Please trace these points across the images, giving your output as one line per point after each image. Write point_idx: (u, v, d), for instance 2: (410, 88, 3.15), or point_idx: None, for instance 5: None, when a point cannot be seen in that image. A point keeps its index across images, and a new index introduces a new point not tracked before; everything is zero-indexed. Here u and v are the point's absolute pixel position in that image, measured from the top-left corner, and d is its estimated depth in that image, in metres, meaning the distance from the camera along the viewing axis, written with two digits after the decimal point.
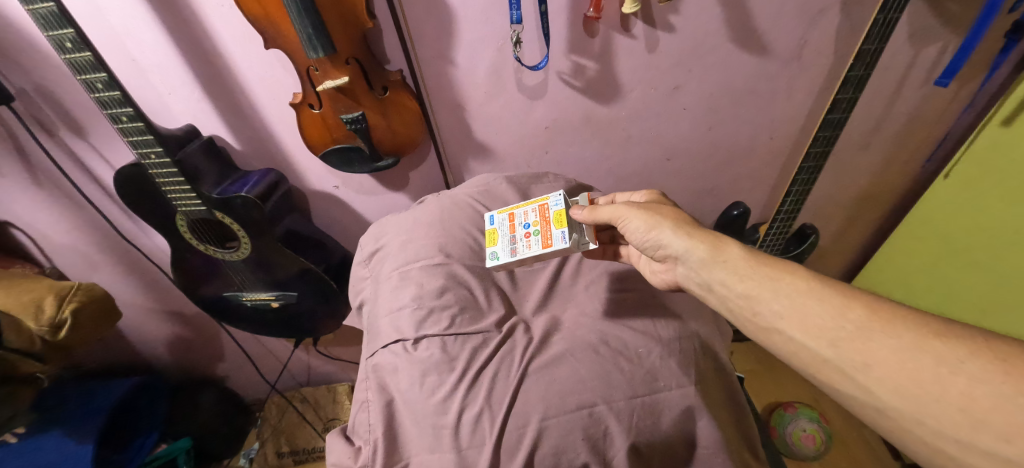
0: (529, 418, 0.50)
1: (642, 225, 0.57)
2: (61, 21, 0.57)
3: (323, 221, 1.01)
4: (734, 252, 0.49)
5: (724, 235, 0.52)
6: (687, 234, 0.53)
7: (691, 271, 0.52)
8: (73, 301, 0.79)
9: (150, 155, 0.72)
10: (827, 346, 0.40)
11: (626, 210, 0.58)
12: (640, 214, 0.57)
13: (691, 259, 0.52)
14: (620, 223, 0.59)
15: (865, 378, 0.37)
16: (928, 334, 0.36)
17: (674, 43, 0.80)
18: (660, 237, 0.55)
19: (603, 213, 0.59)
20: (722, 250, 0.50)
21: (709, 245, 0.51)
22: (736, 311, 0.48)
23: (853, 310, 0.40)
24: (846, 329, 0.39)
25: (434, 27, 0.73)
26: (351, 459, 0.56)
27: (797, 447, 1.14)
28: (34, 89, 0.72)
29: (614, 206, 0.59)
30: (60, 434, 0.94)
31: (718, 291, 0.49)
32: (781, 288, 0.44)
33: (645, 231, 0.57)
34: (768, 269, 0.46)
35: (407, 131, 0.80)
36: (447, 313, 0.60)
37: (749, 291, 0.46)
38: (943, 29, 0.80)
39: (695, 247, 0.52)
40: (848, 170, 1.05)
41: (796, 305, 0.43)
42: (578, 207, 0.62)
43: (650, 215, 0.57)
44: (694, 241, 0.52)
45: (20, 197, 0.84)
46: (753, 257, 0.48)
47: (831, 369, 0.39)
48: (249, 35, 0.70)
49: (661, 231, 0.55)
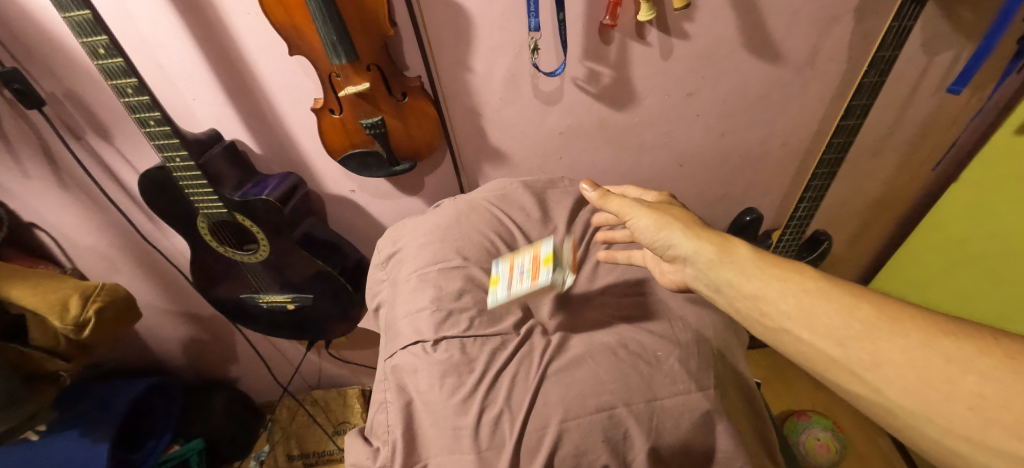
0: (549, 420, 0.50)
1: (651, 224, 0.56)
2: (95, 28, 0.59)
3: (340, 225, 1.02)
4: (742, 254, 0.49)
5: (732, 237, 0.52)
6: (695, 235, 0.52)
7: (700, 272, 0.52)
8: (97, 301, 0.80)
9: (175, 159, 0.74)
10: (834, 345, 0.40)
11: (634, 208, 0.58)
12: (648, 213, 0.57)
13: (698, 260, 0.52)
14: (627, 219, 0.59)
15: (874, 377, 0.37)
16: (938, 333, 0.36)
17: (687, 50, 0.81)
18: (670, 237, 0.54)
19: (613, 205, 0.60)
20: (730, 252, 0.50)
21: (716, 246, 0.51)
22: (743, 311, 0.48)
23: (863, 309, 0.40)
24: (854, 327, 0.39)
25: (453, 33, 0.75)
26: (369, 459, 0.57)
27: (811, 457, 1.13)
28: (64, 93, 0.74)
29: (623, 200, 0.59)
30: (77, 433, 0.95)
31: (726, 292, 0.49)
32: (789, 289, 0.44)
33: (655, 230, 0.56)
34: (777, 269, 0.46)
35: (424, 135, 0.80)
36: (466, 315, 0.61)
37: (756, 292, 0.46)
38: (956, 37, 0.81)
39: (703, 249, 0.51)
40: (861, 177, 1.05)
41: (804, 305, 0.43)
42: (588, 184, 0.62)
43: (658, 215, 0.56)
44: (702, 243, 0.51)
45: (45, 197, 0.86)
46: (761, 258, 0.48)
47: (840, 368, 0.39)
48: (273, 42, 0.72)
49: (670, 231, 0.54)
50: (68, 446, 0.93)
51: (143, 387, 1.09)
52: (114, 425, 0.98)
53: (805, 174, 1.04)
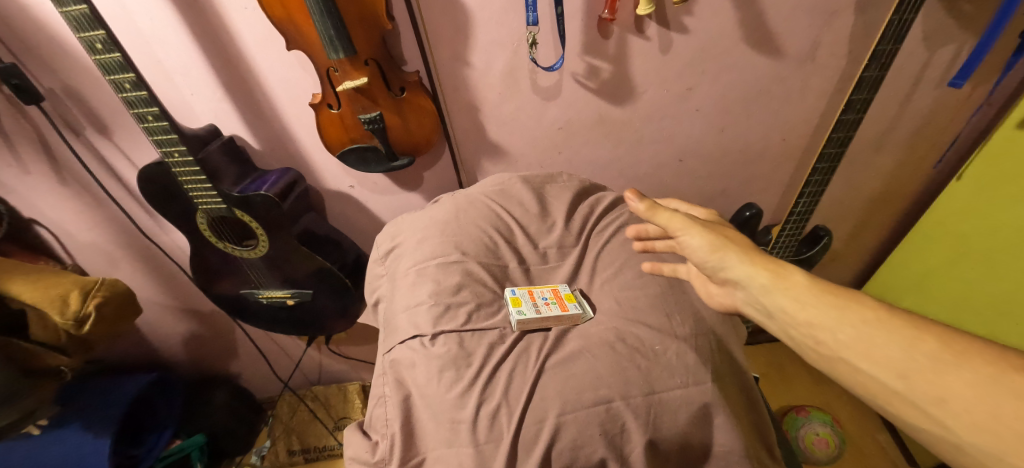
0: (547, 413, 0.50)
1: (701, 244, 0.50)
2: (93, 23, 0.59)
3: (339, 220, 1.02)
4: (798, 280, 0.43)
5: (789, 262, 0.46)
6: (749, 259, 0.47)
7: (751, 298, 0.47)
8: (98, 296, 0.80)
9: (173, 154, 0.73)
10: (896, 377, 0.36)
11: (686, 224, 0.51)
12: (700, 231, 0.50)
13: (751, 286, 0.46)
14: (677, 234, 0.52)
15: (941, 413, 0.33)
16: (1012, 368, 0.32)
17: (687, 44, 0.81)
18: (720, 260, 0.49)
19: (660, 218, 0.52)
20: (786, 278, 0.44)
21: (771, 272, 0.45)
22: (796, 340, 0.43)
23: (926, 343, 0.36)
24: (917, 360, 0.35)
25: (451, 28, 0.75)
26: (368, 453, 0.57)
27: (810, 451, 1.13)
28: (63, 89, 0.74)
29: (673, 214, 0.52)
30: (80, 427, 0.96)
31: (779, 320, 0.44)
32: (846, 317, 0.39)
33: (705, 250, 0.50)
34: (833, 295, 0.41)
35: (423, 131, 0.80)
36: (464, 309, 0.61)
37: (808, 318, 0.41)
38: (958, 30, 0.80)
39: (757, 274, 0.46)
40: (862, 172, 1.05)
41: (862, 334, 0.38)
42: (634, 194, 0.53)
43: (712, 236, 0.50)
44: (756, 268, 0.46)
45: (44, 193, 0.86)
46: (819, 283, 0.43)
47: (902, 402, 0.35)
48: (271, 36, 0.72)
49: (722, 253, 0.49)
50: (70, 440, 0.94)
51: (144, 383, 1.10)
52: (116, 420, 0.99)
53: (805, 168, 1.04)
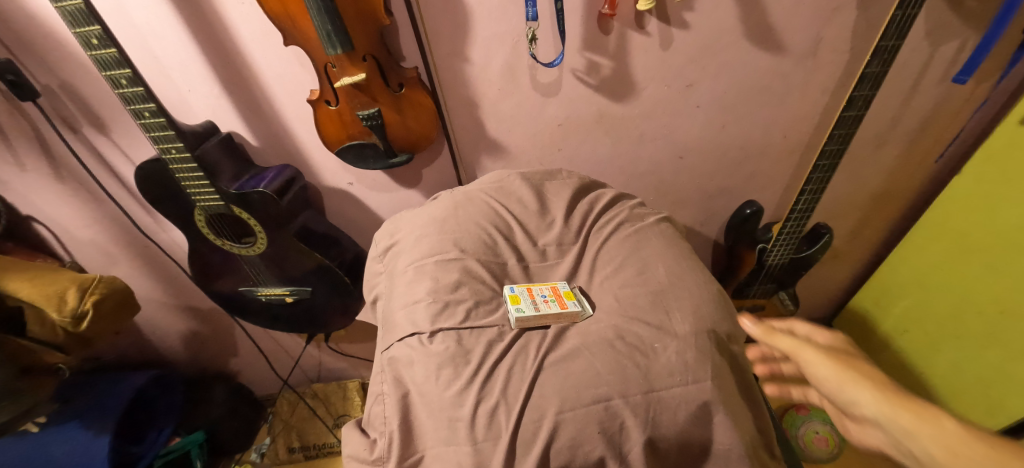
0: (545, 411, 0.50)
1: (829, 375, 0.53)
2: (88, 18, 0.58)
3: (337, 217, 1.01)
4: (943, 424, 0.45)
5: (933, 405, 0.47)
6: (884, 396, 0.49)
7: (890, 437, 0.48)
8: (95, 294, 0.80)
9: (171, 150, 0.73)
10: None
11: (809, 352, 0.56)
12: (826, 361, 0.54)
13: (887, 425, 0.48)
14: (799, 361, 0.57)
15: None
16: None
17: (687, 41, 0.80)
18: (851, 394, 0.51)
19: (781, 343, 0.58)
20: (930, 422, 0.46)
21: (910, 413, 0.47)
22: None
23: None
24: None
25: (450, 23, 0.74)
26: (366, 451, 0.57)
27: (809, 450, 1.14)
28: (59, 85, 0.73)
29: (794, 340, 0.57)
30: (79, 424, 0.96)
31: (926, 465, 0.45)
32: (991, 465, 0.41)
33: (833, 382, 0.53)
34: (986, 445, 0.43)
35: (421, 127, 0.80)
36: (462, 306, 0.60)
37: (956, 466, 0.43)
38: (961, 26, 0.80)
39: (892, 414, 0.48)
40: (863, 169, 1.04)
41: None
42: (750, 319, 0.62)
43: (840, 368, 0.53)
44: (893, 408, 0.48)
45: (42, 190, 0.86)
46: (967, 430, 0.44)
47: None
48: (268, 32, 0.71)
49: (852, 387, 0.51)
50: (69, 437, 0.94)
51: (144, 380, 1.09)
52: (116, 417, 0.99)
53: (806, 166, 1.03)
